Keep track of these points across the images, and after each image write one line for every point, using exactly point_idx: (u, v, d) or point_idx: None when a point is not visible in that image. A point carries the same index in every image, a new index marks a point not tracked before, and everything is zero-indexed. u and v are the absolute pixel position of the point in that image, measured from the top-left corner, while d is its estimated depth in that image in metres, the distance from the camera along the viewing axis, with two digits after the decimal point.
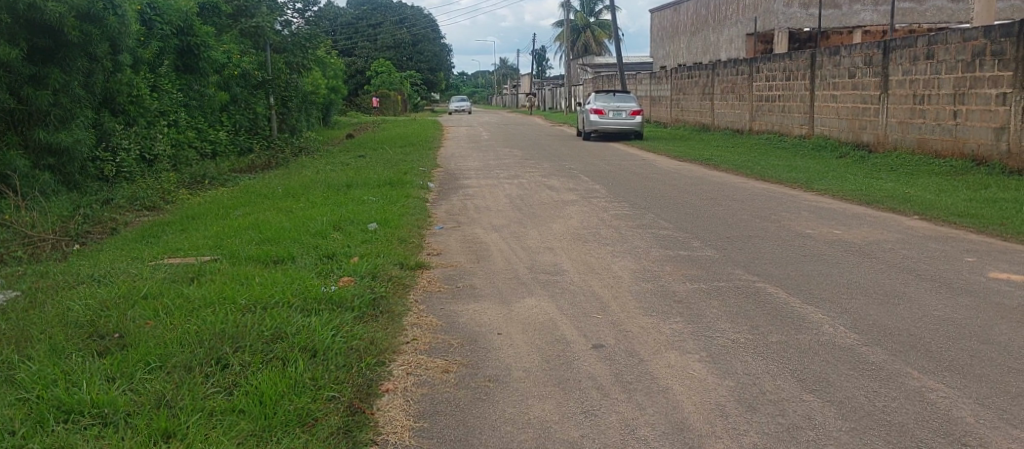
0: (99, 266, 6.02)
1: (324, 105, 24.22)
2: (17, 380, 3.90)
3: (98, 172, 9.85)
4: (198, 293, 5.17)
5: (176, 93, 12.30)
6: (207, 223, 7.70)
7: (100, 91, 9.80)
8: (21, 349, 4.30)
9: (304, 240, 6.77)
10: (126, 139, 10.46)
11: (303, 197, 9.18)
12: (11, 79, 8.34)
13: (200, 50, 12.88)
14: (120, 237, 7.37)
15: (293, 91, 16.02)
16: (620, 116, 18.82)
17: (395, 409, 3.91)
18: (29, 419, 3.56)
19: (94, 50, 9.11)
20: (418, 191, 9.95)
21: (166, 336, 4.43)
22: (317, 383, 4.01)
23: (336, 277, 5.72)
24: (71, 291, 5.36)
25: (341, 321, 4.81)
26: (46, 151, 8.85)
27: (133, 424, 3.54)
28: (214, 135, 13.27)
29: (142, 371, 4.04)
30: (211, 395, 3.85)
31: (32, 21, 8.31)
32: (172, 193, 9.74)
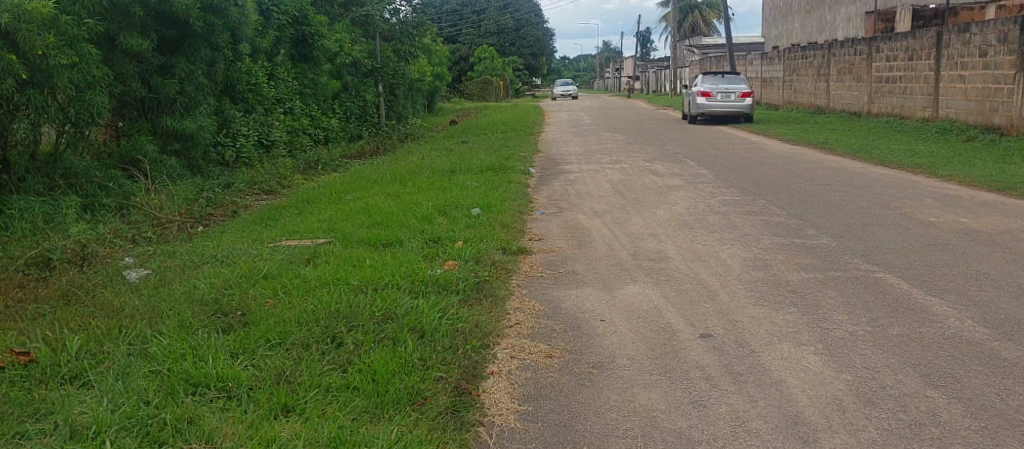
0: (221, 247, 6.31)
1: (429, 92, 24.59)
2: (151, 352, 4.13)
3: (220, 157, 10.31)
4: (314, 274, 5.35)
5: (292, 81, 12.75)
6: (321, 207, 7.96)
7: (221, 80, 10.25)
8: (153, 321, 4.55)
9: (411, 224, 6.89)
10: (245, 125, 10.92)
11: (410, 182, 9.36)
12: (142, 70, 8.83)
13: (315, 40, 13.28)
14: (240, 220, 7.69)
15: (400, 78, 16.34)
16: (729, 98, 18.35)
17: (500, 391, 3.96)
18: (161, 390, 3.77)
19: (217, 40, 9.53)
20: (521, 177, 9.98)
21: (284, 314, 4.60)
22: (425, 363, 4.10)
23: (442, 260, 5.82)
24: (197, 270, 5.64)
25: (448, 303, 4.89)
26: (172, 137, 9.35)
27: (255, 398, 3.72)
28: (327, 122, 13.68)
29: (263, 348, 4.22)
30: (327, 372, 3.99)
31: (162, 14, 8.75)
32: (287, 178, 10.10)
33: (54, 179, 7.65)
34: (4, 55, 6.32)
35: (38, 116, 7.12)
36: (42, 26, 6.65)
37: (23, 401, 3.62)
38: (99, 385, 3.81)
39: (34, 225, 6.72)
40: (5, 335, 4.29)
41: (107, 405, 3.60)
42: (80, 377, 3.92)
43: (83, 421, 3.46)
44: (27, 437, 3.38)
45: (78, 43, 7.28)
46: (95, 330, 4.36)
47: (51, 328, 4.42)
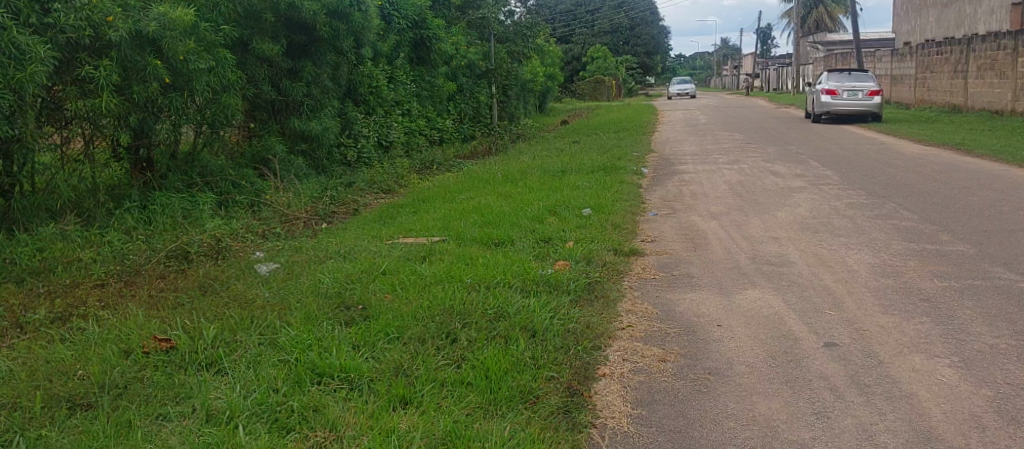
0: (343, 243, 6.55)
1: (542, 92, 24.71)
2: (279, 342, 4.32)
3: (342, 157, 10.69)
4: (430, 271, 5.47)
5: (410, 83, 13.06)
6: (436, 206, 8.11)
7: (344, 83, 10.63)
8: (281, 312, 4.76)
9: (523, 224, 6.94)
10: (366, 127, 11.27)
11: (522, 182, 9.42)
12: (272, 73, 9.30)
13: (432, 43, 13.56)
14: (360, 217, 7.95)
15: (513, 79, 16.49)
16: (856, 96, 17.59)
17: (613, 394, 3.94)
18: (289, 378, 3.95)
19: (341, 45, 9.89)
20: (634, 177, 9.88)
21: (402, 309, 4.73)
22: (537, 362, 4.13)
23: (553, 260, 5.85)
24: (321, 265, 5.87)
25: (559, 303, 4.90)
26: (299, 138, 9.80)
27: (375, 390, 3.85)
28: (443, 123, 13.95)
29: (382, 341, 4.36)
30: (442, 367, 4.08)
31: (291, 19, 9.16)
32: (405, 177, 10.35)
33: (192, 177, 8.13)
34: (151, 60, 6.77)
35: (179, 118, 7.59)
36: (184, 33, 7.11)
37: (165, 384, 3.87)
38: (233, 372, 4.03)
39: (173, 220, 7.15)
40: (149, 322, 4.58)
41: (240, 391, 3.80)
42: (215, 364, 4.15)
43: (219, 406, 3.66)
44: (169, 419, 3.61)
45: (215, 49, 7.72)
46: (229, 320, 4.61)
47: (189, 317, 4.69)
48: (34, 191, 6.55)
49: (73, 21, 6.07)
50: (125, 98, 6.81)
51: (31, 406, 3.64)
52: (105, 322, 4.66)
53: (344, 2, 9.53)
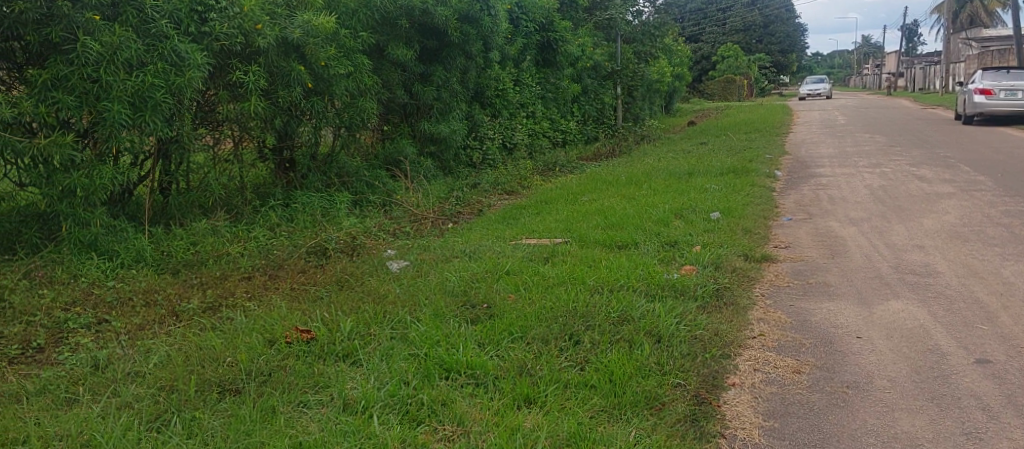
0: (469, 243, 6.68)
1: (670, 92, 24.34)
2: (410, 337, 4.45)
3: (468, 159, 10.90)
4: (553, 272, 5.50)
5: (536, 86, 13.15)
6: (560, 207, 8.14)
7: (472, 87, 10.85)
8: (412, 308, 4.90)
9: (648, 226, 6.87)
10: (492, 129, 11.44)
11: (647, 184, 9.31)
12: (406, 77, 9.58)
13: (559, 45, 13.58)
14: (485, 218, 8.07)
15: (640, 79, 16.32)
16: (1014, 96, 16.40)
17: (742, 404, 3.83)
18: (419, 372, 4.07)
19: (471, 49, 10.08)
20: (765, 180, 9.58)
21: (526, 309, 4.78)
22: (662, 368, 4.08)
23: (679, 264, 5.76)
24: (448, 263, 6.00)
25: (685, 308, 4.82)
26: (428, 140, 10.05)
27: (500, 387, 3.92)
28: (566, 125, 13.98)
29: (507, 340, 4.42)
30: (566, 368, 4.10)
31: (424, 25, 9.40)
32: (529, 179, 10.44)
33: (330, 177, 8.49)
34: (295, 66, 7.14)
35: (319, 121, 7.94)
36: (325, 40, 7.46)
37: (305, 373, 4.06)
38: (367, 363, 4.19)
39: (312, 218, 7.47)
40: (291, 313, 4.81)
41: (373, 382, 3.96)
42: (350, 355, 4.33)
43: (354, 396, 3.83)
44: (309, 406, 3.81)
45: (353, 54, 8.03)
46: (362, 313, 4.78)
47: (327, 310, 4.91)
48: (189, 188, 7.05)
49: (227, 29, 6.47)
50: (272, 102, 7.27)
51: (186, 388, 3.90)
52: (250, 313, 4.94)
53: (475, 7, 9.71)
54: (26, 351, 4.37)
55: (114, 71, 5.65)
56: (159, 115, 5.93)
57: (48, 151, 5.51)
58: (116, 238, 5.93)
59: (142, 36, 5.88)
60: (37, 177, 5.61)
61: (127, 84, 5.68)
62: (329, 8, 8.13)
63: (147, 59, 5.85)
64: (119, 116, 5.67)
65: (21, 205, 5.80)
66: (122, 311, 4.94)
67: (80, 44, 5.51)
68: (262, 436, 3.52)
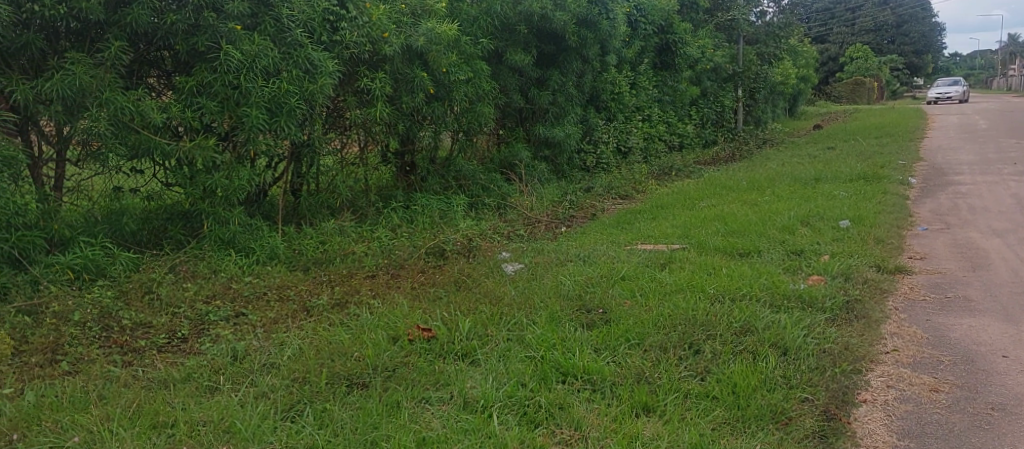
0: (583, 247, 6.67)
1: (793, 94, 23.50)
2: (527, 339, 4.49)
3: (582, 163, 10.90)
4: (671, 279, 5.42)
5: (653, 89, 12.99)
6: (676, 213, 8.02)
7: (588, 91, 10.84)
8: (528, 310, 4.94)
9: (771, 234, 6.67)
10: (607, 133, 11.39)
11: (769, 190, 9.05)
12: (523, 82, 9.67)
13: (678, 47, 13.36)
14: (600, 222, 8.04)
15: (762, 82, 15.86)
16: None
17: (875, 422, 3.69)
18: (536, 374, 4.10)
19: (588, 52, 10.08)
20: (897, 187, 9.13)
21: (643, 315, 4.73)
22: (788, 381, 3.97)
23: (805, 275, 5.56)
24: (563, 267, 6.01)
25: (812, 321, 4.65)
26: (544, 144, 10.10)
27: (618, 394, 3.91)
28: (683, 128, 13.74)
29: (624, 346, 4.39)
30: (686, 378, 4.04)
31: (542, 30, 9.48)
32: (644, 183, 10.32)
33: (448, 180, 8.65)
34: (418, 72, 7.34)
35: (439, 125, 8.12)
36: (447, 47, 7.65)
37: (427, 370, 4.17)
38: (486, 363, 4.26)
39: (431, 219, 7.63)
40: (412, 312, 4.94)
41: (492, 382, 4.02)
42: (469, 355, 4.41)
43: (475, 395, 3.91)
44: (431, 403, 3.91)
45: (473, 61, 8.22)
46: (480, 314, 4.85)
47: (447, 310, 5.01)
48: (318, 190, 7.33)
49: (356, 37, 6.71)
50: (395, 107, 7.49)
51: (317, 381, 4.07)
52: (373, 310, 5.10)
53: (594, 11, 9.70)
54: (172, 340, 4.66)
55: (253, 78, 5.95)
56: (292, 120, 6.22)
57: (193, 153, 5.90)
58: (252, 236, 6.24)
59: (278, 44, 6.17)
60: (182, 178, 6.05)
61: (264, 91, 5.98)
62: (451, 15, 8.31)
63: (282, 67, 6.14)
64: (256, 120, 5.98)
65: (168, 204, 6.19)
66: (257, 305, 5.20)
67: (223, 52, 5.82)
68: (387, 430, 3.64)
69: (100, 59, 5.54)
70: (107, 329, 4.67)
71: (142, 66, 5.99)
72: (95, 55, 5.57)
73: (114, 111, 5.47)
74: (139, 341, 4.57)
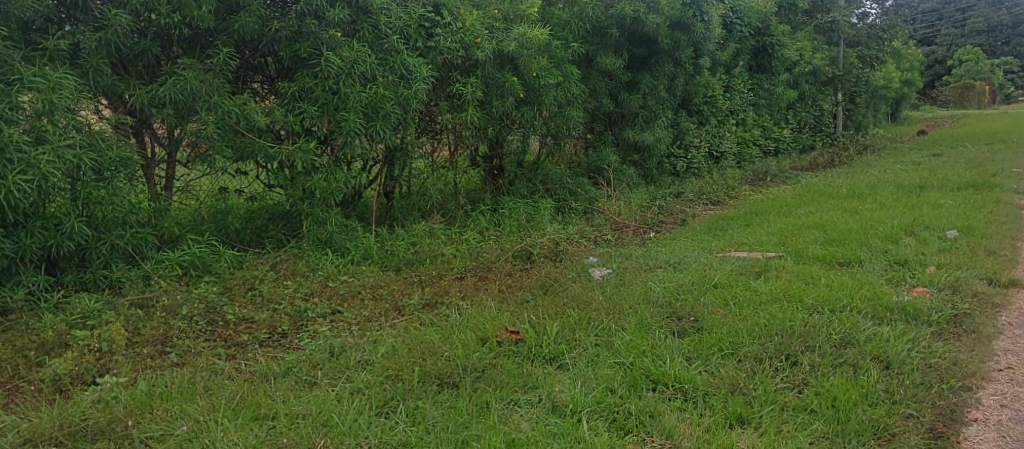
0: (674, 253, 6.58)
1: (897, 99, 22.61)
2: (616, 345, 4.46)
3: (672, 167, 10.78)
4: (766, 288, 5.28)
5: (748, 92, 12.71)
6: (772, 220, 7.82)
7: (680, 94, 10.70)
8: (617, 316, 4.90)
9: (873, 243, 6.43)
10: (698, 137, 11.22)
11: (870, 198, 8.73)
12: (613, 85, 9.62)
13: (775, 50, 13.04)
14: (691, 228, 7.91)
15: (863, 85, 15.33)
16: None
17: (986, 443, 3.56)
18: (625, 381, 4.07)
19: (681, 55, 9.95)
20: (1010, 197, 8.66)
21: (737, 325, 4.63)
22: (891, 397, 3.84)
23: (909, 286, 5.35)
24: (654, 273, 5.94)
25: (917, 334, 4.47)
26: (633, 149, 10.02)
27: (711, 404, 3.85)
28: (778, 132, 13.39)
29: (717, 355, 4.31)
30: (782, 390, 3.94)
31: (634, 33, 9.41)
32: (736, 189, 10.11)
33: (536, 184, 8.68)
34: (509, 77, 7.40)
35: (528, 129, 8.15)
36: (537, 51, 7.69)
37: (516, 373, 4.19)
38: (575, 368, 4.25)
39: (519, 223, 7.66)
40: (500, 315, 4.97)
41: (581, 387, 4.02)
42: (557, 359, 4.41)
43: (564, 399, 3.91)
44: (520, 405, 3.93)
45: (563, 65, 8.25)
46: (568, 319, 4.84)
47: (535, 313, 5.01)
48: (409, 192, 7.45)
49: (450, 43, 6.82)
50: (486, 112, 7.57)
51: (409, 379, 4.14)
52: (463, 312, 5.14)
53: (688, 14, 9.56)
54: (272, 335, 4.83)
55: (352, 84, 6.12)
56: (387, 124, 6.38)
57: (293, 156, 6.11)
58: (346, 236, 6.40)
59: (375, 50, 6.33)
60: (283, 180, 6.28)
61: (361, 96, 6.15)
62: (542, 19, 8.35)
63: (379, 73, 6.30)
64: (353, 125, 6.15)
65: (270, 204, 6.44)
66: (351, 303, 5.33)
67: (324, 59, 6.00)
68: (478, 430, 3.68)
69: (210, 65, 5.77)
70: (212, 324, 4.87)
71: (246, 72, 6.21)
72: (205, 61, 5.81)
73: (221, 115, 5.71)
74: (242, 336, 4.76)
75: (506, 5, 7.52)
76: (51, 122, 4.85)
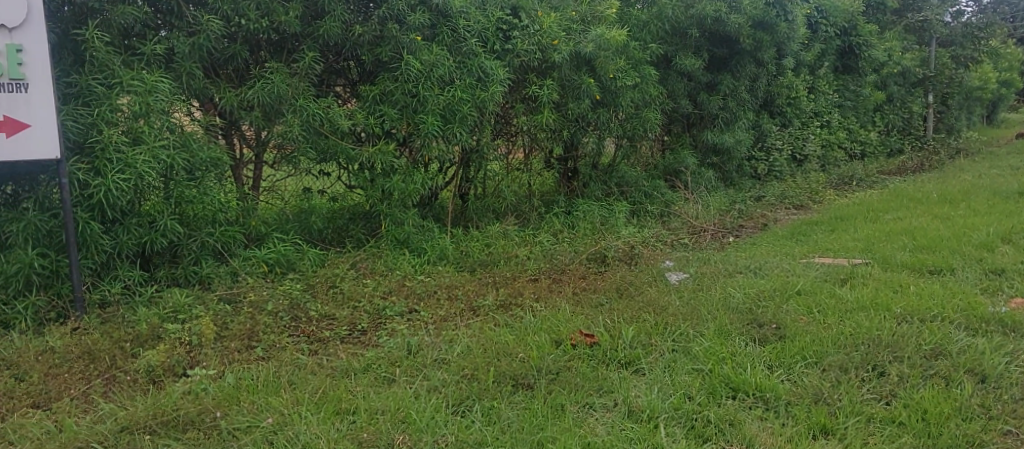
0: (755, 258, 6.45)
1: (994, 101, 21.64)
2: (694, 352, 4.40)
3: (752, 170, 10.58)
4: (852, 296, 5.13)
5: (833, 94, 12.37)
6: (858, 225, 7.59)
7: (762, 96, 10.49)
8: (696, 321, 4.82)
9: (967, 251, 6.17)
10: (780, 139, 10.97)
11: (963, 203, 8.39)
12: (692, 87, 9.51)
13: (862, 50, 12.67)
14: (772, 233, 7.74)
15: (956, 87, 14.73)
16: None
17: None
18: (704, 388, 4.01)
19: (763, 56, 9.75)
20: None
21: (821, 333, 4.51)
22: (987, 412, 3.70)
23: (1006, 297, 5.12)
24: (733, 278, 5.84)
25: (1014, 347, 4.28)
26: (712, 151, 9.87)
27: (793, 414, 3.77)
28: (865, 135, 12.97)
29: (800, 364, 4.21)
30: (868, 400, 3.84)
31: (714, 34, 9.27)
32: (819, 193, 9.84)
33: (612, 186, 8.64)
34: (586, 79, 7.39)
35: (604, 131, 8.12)
36: (615, 53, 7.66)
37: (591, 376, 4.17)
38: (651, 373, 4.21)
39: (595, 225, 7.63)
40: (575, 317, 4.95)
41: (658, 393, 3.97)
42: (633, 363, 4.37)
43: (640, 404, 3.88)
44: (595, 409, 3.92)
45: (642, 66, 8.19)
46: (645, 323, 4.79)
47: (610, 317, 4.97)
48: (484, 194, 7.50)
49: (528, 46, 6.85)
50: (562, 114, 7.57)
51: (485, 379, 4.17)
52: (538, 314, 5.15)
53: (771, 13, 9.37)
54: (352, 332, 4.93)
55: (430, 87, 6.22)
56: (464, 126, 6.47)
57: (374, 157, 6.24)
58: (424, 237, 6.49)
59: (454, 53, 6.41)
60: (363, 181, 6.41)
61: (440, 99, 6.24)
62: (620, 21, 8.31)
63: (457, 75, 6.38)
64: (432, 127, 6.24)
65: (350, 205, 6.57)
66: (428, 303, 5.40)
67: (404, 62, 6.11)
68: (554, 432, 3.68)
69: (296, 69, 5.94)
70: (296, 320, 5.00)
71: (330, 76, 6.35)
72: (291, 65, 5.97)
73: (305, 118, 5.87)
74: (324, 332, 4.87)
75: (583, 7, 7.51)
76: (147, 124, 5.10)
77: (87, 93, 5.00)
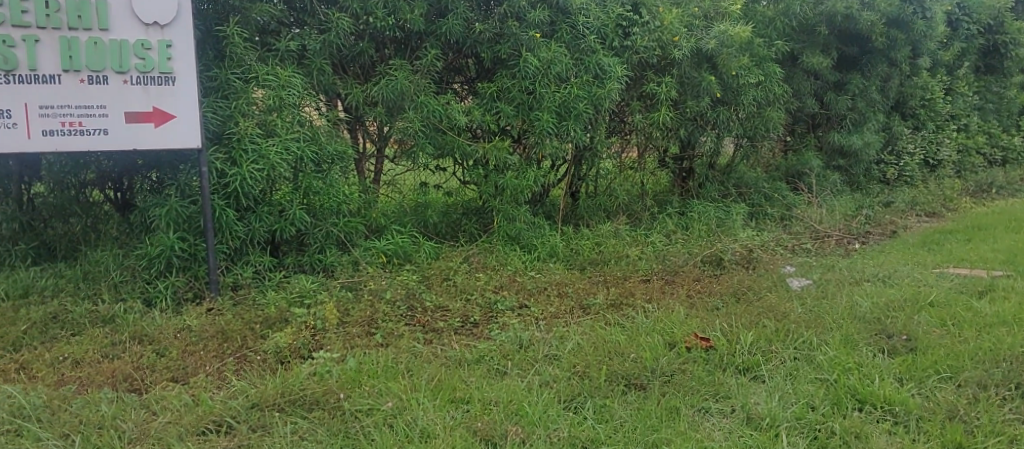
0: (883, 266, 6.15)
1: None
2: (818, 360, 4.24)
3: (881, 174, 10.11)
4: (991, 310, 4.82)
5: (974, 96, 11.64)
6: (998, 236, 7.12)
7: (894, 96, 10.01)
8: (819, 329, 4.64)
9: None
10: (913, 143, 10.42)
11: None
12: (819, 86, 9.17)
13: (1008, 49, 11.89)
14: (901, 241, 7.36)
15: None
16: None
17: None
18: (828, 398, 3.86)
19: (896, 55, 9.30)
20: None
21: (956, 348, 4.26)
22: None
23: None
24: (860, 286, 5.58)
25: None
26: (838, 153, 9.49)
27: (925, 429, 3.60)
28: (1008, 140, 12.16)
29: (933, 378, 4.00)
30: (1009, 420, 3.63)
31: (844, 31, 8.94)
32: (954, 200, 9.30)
33: (728, 188, 8.43)
34: (706, 76, 7.25)
35: (723, 131, 7.93)
36: (738, 50, 7.47)
37: (707, 380, 4.09)
38: (771, 380, 4.09)
39: (710, 227, 7.46)
40: (691, 320, 4.85)
41: (778, 401, 3.86)
42: (751, 370, 4.25)
43: (760, 411, 3.77)
44: (711, 413, 3.83)
45: (766, 64, 7.94)
46: (765, 328, 4.63)
47: (728, 321, 4.85)
48: (597, 193, 7.46)
49: (647, 42, 6.75)
50: (679, 112, 7.45)
51: (598, 376, 4.14)
52: (652, 314, 5.08)
53: (908, 10, 8.92)
54: (466, 324, 5.01)
55: (547, 84, 6.25)
56: (579, 124, 6.46)
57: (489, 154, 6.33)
58: (537, 233, 6.52)
59: (573, 50, 6.42)
60: (478, 176, 6.50)
61: (556, 95, 6.27)
62: (745, 18, 8.11)
63: (574, 73, 6.39)
64: (547, 124, 6.26)
65: (466, 199, 6.67)
66: (540, 298, 5.42)
67: (523, 59, 6.15)
68: (668, 434, 3.64)
69: (418, 66, 6.08)
70: (412, 310, 5.12)
71: (451, 72, 6.46)
72: (415, 61, 6.11)
73: (425, 113, 6.00)
74: (438, 323, 4.96)
75: (706, 3, 7.36)
76: (280, 117, 5.35)
77: (227, 86, 5.33)
